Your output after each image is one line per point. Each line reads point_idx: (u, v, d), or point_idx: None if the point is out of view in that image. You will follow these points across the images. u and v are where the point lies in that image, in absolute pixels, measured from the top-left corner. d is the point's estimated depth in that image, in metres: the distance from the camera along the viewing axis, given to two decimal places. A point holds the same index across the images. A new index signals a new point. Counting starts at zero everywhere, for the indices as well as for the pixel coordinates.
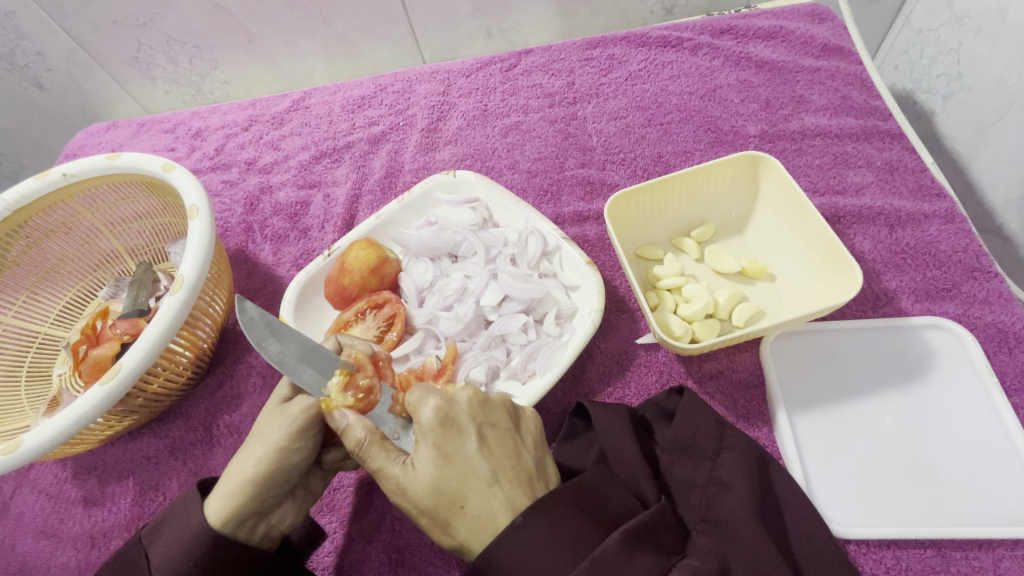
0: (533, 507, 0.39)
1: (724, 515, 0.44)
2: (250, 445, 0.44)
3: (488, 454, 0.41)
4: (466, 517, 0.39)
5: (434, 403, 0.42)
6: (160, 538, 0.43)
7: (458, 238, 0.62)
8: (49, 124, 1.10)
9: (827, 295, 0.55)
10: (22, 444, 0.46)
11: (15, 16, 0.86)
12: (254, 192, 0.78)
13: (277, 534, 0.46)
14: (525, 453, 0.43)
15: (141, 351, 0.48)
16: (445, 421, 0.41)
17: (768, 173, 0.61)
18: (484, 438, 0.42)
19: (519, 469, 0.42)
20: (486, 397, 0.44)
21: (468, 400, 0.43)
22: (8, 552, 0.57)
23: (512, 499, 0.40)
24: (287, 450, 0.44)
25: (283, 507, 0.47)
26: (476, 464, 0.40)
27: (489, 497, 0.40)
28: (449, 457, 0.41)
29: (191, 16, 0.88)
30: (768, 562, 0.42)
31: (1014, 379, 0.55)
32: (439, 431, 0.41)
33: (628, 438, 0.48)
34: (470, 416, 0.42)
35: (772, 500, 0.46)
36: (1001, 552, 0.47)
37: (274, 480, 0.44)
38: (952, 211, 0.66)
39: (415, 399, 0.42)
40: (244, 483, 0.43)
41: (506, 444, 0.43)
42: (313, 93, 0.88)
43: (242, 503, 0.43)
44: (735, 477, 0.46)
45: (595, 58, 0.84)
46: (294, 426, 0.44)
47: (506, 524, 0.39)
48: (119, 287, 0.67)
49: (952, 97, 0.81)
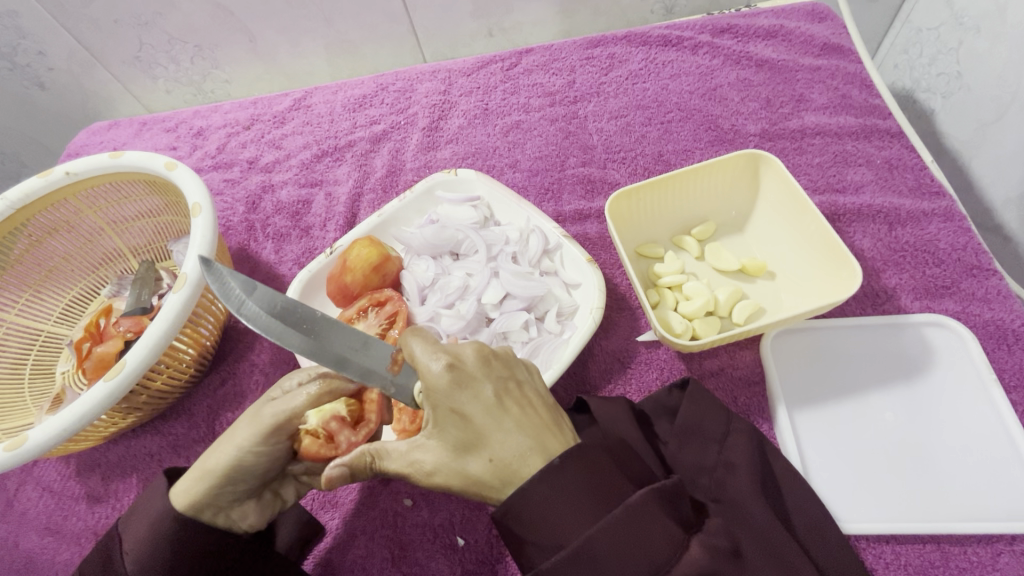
0: (568, 451, 0.38)
1: (734, 495, 0.45)
2: (220, 441, 0.45)
3: (508, 404, 0.39)
4: (497, 468, 0.38)
5: (442, 360, 0.38)
6: (132, 524, 0.44)
7: (459, 236, 0.63)
8: (51, 124, 1.10)
9: (827, 293, 0.55)
10: (26, 441, 0.46)
11: (17, 16, 0.86)
12: (256, 191, 0.78)
13: (239, 529, 0.46)
14: (538, 399, 0.41)
15: (145, 348, 0.48)
16: (458, 377, 0.38)
17: (769, 172, 0.62)
18: (501, 390, 0.39)
19: (539, 414, 0.40)
20: (494, 350, 0.41)
21: (475, 354, 0.40)
22: (12, 550, 0.57)
23: (542, 444, 0.38)
24: (251, 452, 0.43)
25: (246, 504, 0.46)
26: (499, 417, 0.38)
27: (513, 445, 0.38)
28: (466, 413, 0.38)
29: (192, 15, 0.88)
30: (781, 542, 0.42)
31: (1012, 376, 0.56)
32: (456, 390, 0.38)
33: (633, 426, 0.48)
34: (482, 370, 0.39)
35: (775, 480, 0.47)
36: (1000, 547, 0.48)
37: (233, 474, 0.43)
38: (951, 210, 0.66)
39: (422, 360, 0.39)
40: (204, 472, 0.43)
41: (524, 393, 0.41)
42: (314, 92, 0.88)
43: (199, 495, 0.43)
44: (741, 458, 0.47)
45: (596, 57, 0.84)
46: (262, 431, 0.43)
47: (540, 467, 0.38)
48: (122, 286, 0.68)
49: (951, 97, 0.82)
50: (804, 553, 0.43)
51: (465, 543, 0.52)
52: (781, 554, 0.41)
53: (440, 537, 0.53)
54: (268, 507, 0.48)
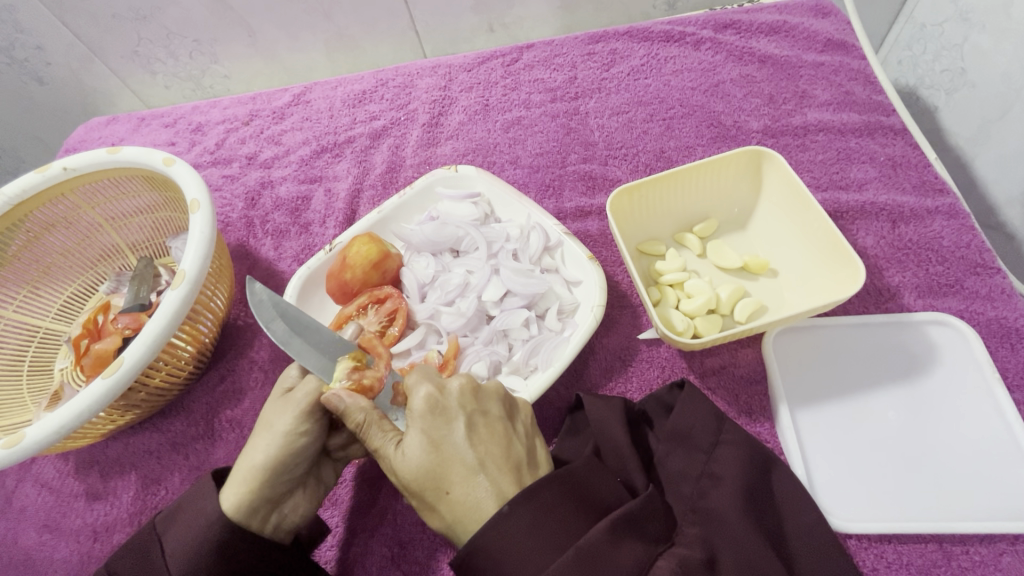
0: (516, 497, 0.38)
1: (714, 505, 0.44)
2: (259, 435, 0.46)
3: (477, 441, 0.41)
4: (451, 503, 0.39)
5: (425, 389, 0.42)
6: (172, 530, 0.44)
7: (459, 232, 0.62)
8: (50, 119, 1.10)
9: (832, 291, 0.55)
10: (24, 438, 0.46)
11: (14, 9, 0.85)
12: (255, 187, 0.78)
13: (290, 525, 0.47)
14: (516, 442, 0.43)
15: (142, 345, 0.48)
16: (435, 406, 0.42)
17: (771, 168, 0.61)
18: (473, 425, 0.42)
19: (507, 455, 0.41)
20: (482, 387, 0.44)
21: (460, 388, 0.43)
22: (10, 546, 0.57)
23: (499, 488, 0.39)
24: (296, 433, 0.46)
25: (295, 496, 0.48)
26: (463, 450, 0.40)
27: (474, 482, 0.39)
28: (436, 441, 0.41)
29: (191, 10, 0.87)
30: (758, 555, 0.41)
31: (1015, 375, 0.55)
32: (430, 417, 0.42)
33: (619, 426, 0.48)
34: (459, 403, 0.42)
35: (769, 493, 0.46)
36: (1002, 547, 0.48)
37: (284, 462, 0.45)
38: (955, 207, 0.65)
39: (411, 384, 0.43)
40: (253, 469, 0.45)
41: (496, 431, 0.42)
42: (313, 87, 0.87)
43: (254, 491, 0.44)
44: (730, 471, 0.45)
45: (598, 52, 0.83)
46: (300, 413, 0.46)
47: (492, 514, 0.38)
48: (120, 282, 0.67)
49: (955, 93, 0.81)
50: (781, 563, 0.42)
51: None
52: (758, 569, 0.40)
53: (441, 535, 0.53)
54: (315, 495, 0.50)
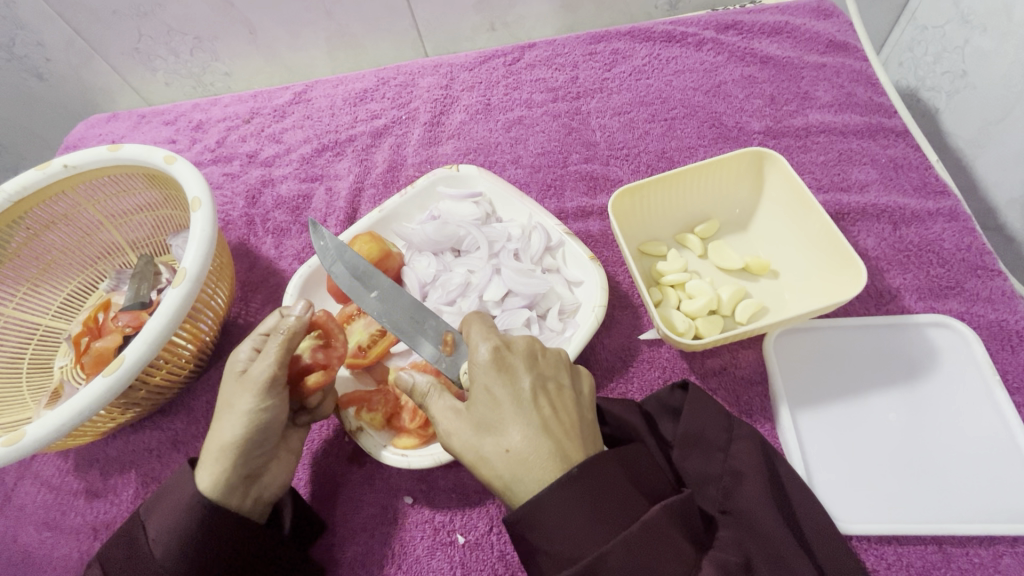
0: (584, 464, 0.38)
1: (741, 505, 0.45)
2: (221, 416, 0.45)
3: (541, 401, 0.41)
4: (511, 459, 0.39)
5: (491, 344, 0.43)
6: (156, 514, 0.44)
7: (461, 232, 0.62)
8: (50, 116, 1.10)
9: (833, 293, 0.55)
10: (24, 437, 0.46)
11: (14, 6, 0.85)
12: (256, 185, 0.78)
13: (270, 496, 0.47)
14: (583, 413, 0.42)
15: (143, 344, 0.47)
16: (502, 361, 0.42)
17: (773, 170, 0.61)
18: (540, 385, 0.42)
19: (569, 422, 0.41)
20: (544, 350, 0.45)
21: (526, 347, 0.44)
22: (10, 544, 0.57)
23: (561, 451, 0.39)
24: (260, 410, 0.44)
25: (270, 469, 0.48)
26: (527, 407, 0.40)
27: (534, 441, 0.39)
28: (499, 397, 0.41)
29: (192, 7, 0.87)
30: (785, 550, 0.42)
31: (1015, 377, 0.56)
32: (495, 372, 0.42)
33: (640, 429, 0.49)
34: (524, 363, 0.42)
35: (786, 498, 0.46)
36: (1001, 548, 0.48)
37: (252, 439, 0.44)
38: (957, 210, 0.65)
39: (475, 338, 0.44)
40: (223, 448, 0.44)
41: (561, 397, 0.42)
42: (314, 86, 0.87)
43: (225, 470, 0.44)
44: (750, 466, 0.46)
45: (599, 52, 0.83)
46: (259, 390, 0.44)
47: (556, 477, 0.38)
48: (120, 279, 0.67)
49: (956, 95, 0.81)
50: (813, 564, 0.43)
51: (464, 541, 0.52)
52: (791, 564, 0.42)
53: (440, 533, 0.53)
54: (290, 465, 0.50)
